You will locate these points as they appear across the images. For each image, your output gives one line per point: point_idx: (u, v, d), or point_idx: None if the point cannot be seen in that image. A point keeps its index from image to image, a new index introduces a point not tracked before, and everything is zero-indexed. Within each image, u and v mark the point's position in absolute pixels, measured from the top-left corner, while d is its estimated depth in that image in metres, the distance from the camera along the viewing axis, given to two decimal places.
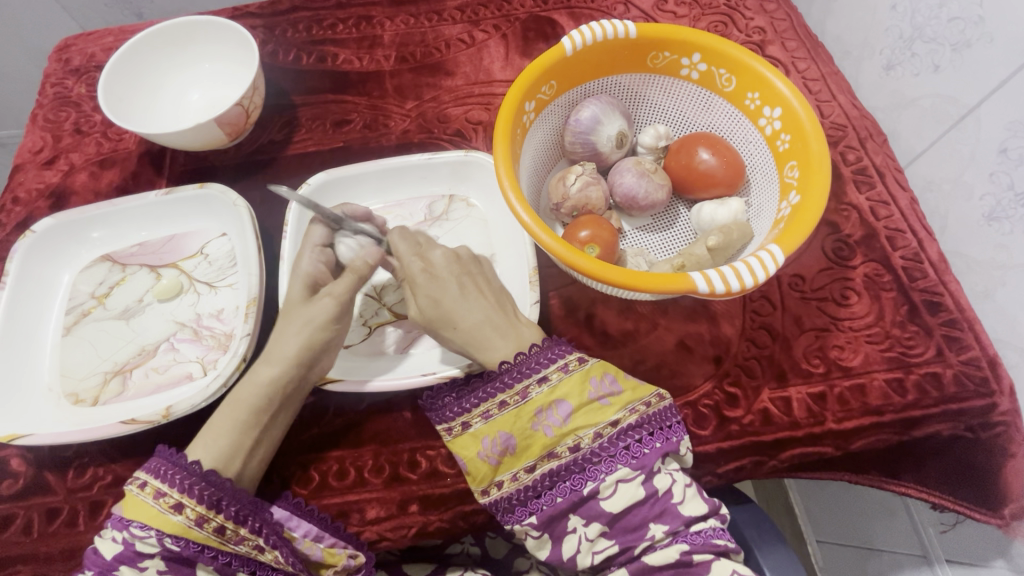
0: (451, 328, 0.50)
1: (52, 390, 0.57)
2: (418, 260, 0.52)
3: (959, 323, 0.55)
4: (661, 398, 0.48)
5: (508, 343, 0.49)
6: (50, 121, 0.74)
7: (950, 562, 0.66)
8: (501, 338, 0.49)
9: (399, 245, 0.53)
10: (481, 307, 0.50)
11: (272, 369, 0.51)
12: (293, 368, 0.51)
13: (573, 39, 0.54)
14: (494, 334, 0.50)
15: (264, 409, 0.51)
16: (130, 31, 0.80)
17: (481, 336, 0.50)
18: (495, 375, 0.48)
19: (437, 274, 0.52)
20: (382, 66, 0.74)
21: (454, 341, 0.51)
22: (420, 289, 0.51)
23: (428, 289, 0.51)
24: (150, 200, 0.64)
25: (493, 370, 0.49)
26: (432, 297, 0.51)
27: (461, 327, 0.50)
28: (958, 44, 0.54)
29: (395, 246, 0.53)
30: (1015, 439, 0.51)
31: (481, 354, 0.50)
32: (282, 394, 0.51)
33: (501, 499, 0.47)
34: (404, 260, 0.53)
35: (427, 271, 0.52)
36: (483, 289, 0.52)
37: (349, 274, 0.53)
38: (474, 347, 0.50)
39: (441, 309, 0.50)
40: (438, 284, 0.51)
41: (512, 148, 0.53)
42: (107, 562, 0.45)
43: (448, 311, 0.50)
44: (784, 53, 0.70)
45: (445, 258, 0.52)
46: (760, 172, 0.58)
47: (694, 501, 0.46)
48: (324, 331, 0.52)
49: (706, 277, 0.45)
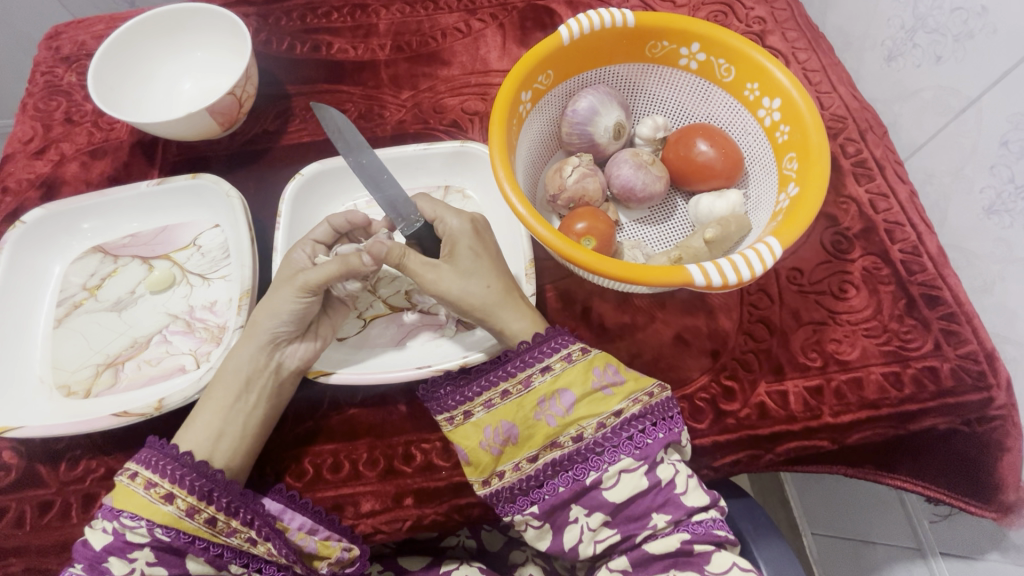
0: (484, 286, 0.50)
1: (44, 382, 0.56)
2: (464, 216, 0.53)
3: (957, 317, 0.55)
4: (663, 389, 0.48)
5: (532, 314, 0.51)
6: (40, 110, 0.73)
7: (944, 555, 0.66)
8: (525, 304, 0.51)
9: (437, 206, 0.53)
10: (508, 275, 0.52)
11: (244, 349, 0.52)
12: (261, 347, 0.52)
13: (570, 28, 0.53)
14: (520, 300, 0.51)
15: (231, 388, 0.51)
16: (120, 18, 0.78)
17: (509, 299, 0.50)
18: (503, 361, 0.48)
19: (482, 233, 0.53)
20: (377, 55, 0.73)
21: (479, 300, 0.50)
22: (465, 241, 0.51)
23: (473, 243, 0.51)
24: (142, 191, 0.63)
25: (501, 357, 0.49)
26: (475, 252, 0.51)
27: (493, 288, 0.50)
28: (960, 35, 0.53)
29: (433, 204, 0.53)
30: (1011, 434, 0.51)
31: (505, 316, 0.50)
32: (252, 375, 0.51)
33: (503, 489, 0.46)
34: (448, 215, 0.52)
35: (474, 227, 0.52)
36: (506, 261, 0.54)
37: (336, 262, 0.51)
38: (500, 308, 0.50)
39: (479, 263, 0.51)
40: (484, 242, 0.52)
41: (508, 138, 0.52)
42: (96, 553, 0.45)
43: (484, 268, 0.51)
44: (784, 44, 0.69)
45: (485, 223, 0.54)
46: (759, 164, 0.58)
47: (696, 492, 0.45)
48: (294, 306, 0.51)
49: (703, 270, 0.44)
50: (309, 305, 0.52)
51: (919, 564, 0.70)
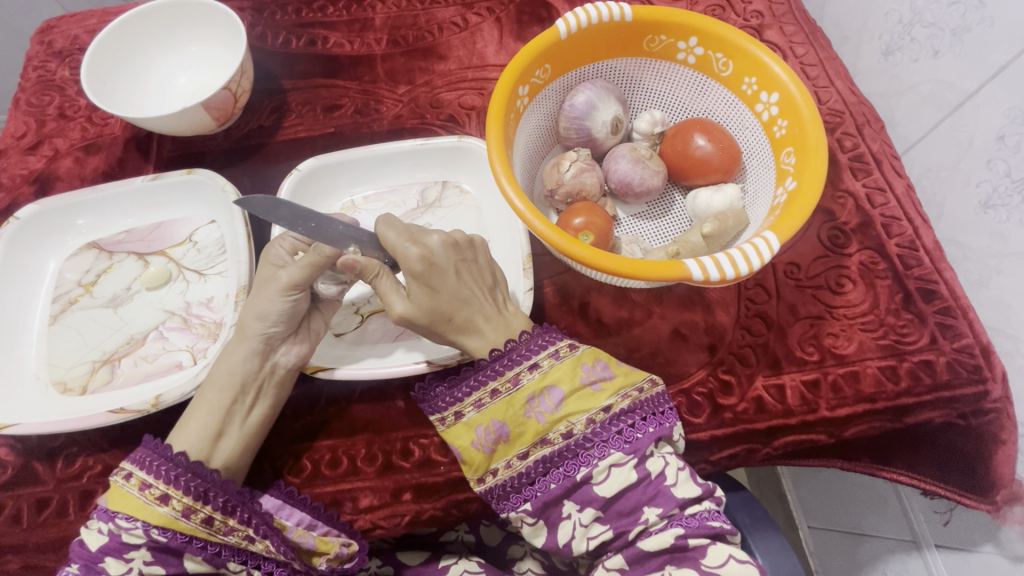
0: (446, 320, 0.48)
1: (40, 379, 0.56)
2: (414, 247, 0.48)
3: (953, 311, 0.55)
4: (654, 384, 0.48)
5: (500, 335, 0.49)
6: (32, 105, 0.72)
7: (939, 548, 0.66)
8: (493, 330, 0.49)
9: (387, 237, 0.48)
10: (475, 298, 0.49)
11: (236, 352, 0.51)
12: (253, 352, 0.51)
13: (568, 21, 0.53)
14: (487, 326, 0.49)
15: (224, 391, 0.50)
16: (113, 12, 0.77)
17: (474, 329, 0.49)
18: (484, 362, 0.48)
19: (437, 262, 0.48)
20: (373, 49, 0.72)
21: (445, 333, 0.49)
22: (415, 279, 0.48)
23: (426, 278, 0.47)
24: (137, 186, 0.63)
25: (479, 362, 0.49)
26: (431, 287, 0.48)
27: (454, 320, 0.48)
28: (958, 29, 0.53)
29: (384, 236, 0.49)
30: (1006, 427, 0.52)
31: (471, 346, 0.49)
32: (245, 378, 0.51)
33: (496, 487, 0.47)
34: (399, 248, 0.48)
35: (426, 259, 0.47)
36: (474, 277, 0.50)
37: (312, 255, 0.51)
38: (466, 338, 0.49)
39: (436, 299, 0.48)
40: (437, 273, 0.48)
41: (506, 133, 0.52)
42: (92, 554, 0.45)
43: (443, 302, 0.48)
44: (782, 38, 0.69)
45: (444, 245, 0.49)
46: (756, 158, 0.58)
47: (687, 484, 0.45)
48: (282, 306, 0.51)
49: (700, 264, 0.44)
50: (297, 301, 0.51)
51: (914, 556, 0.70)
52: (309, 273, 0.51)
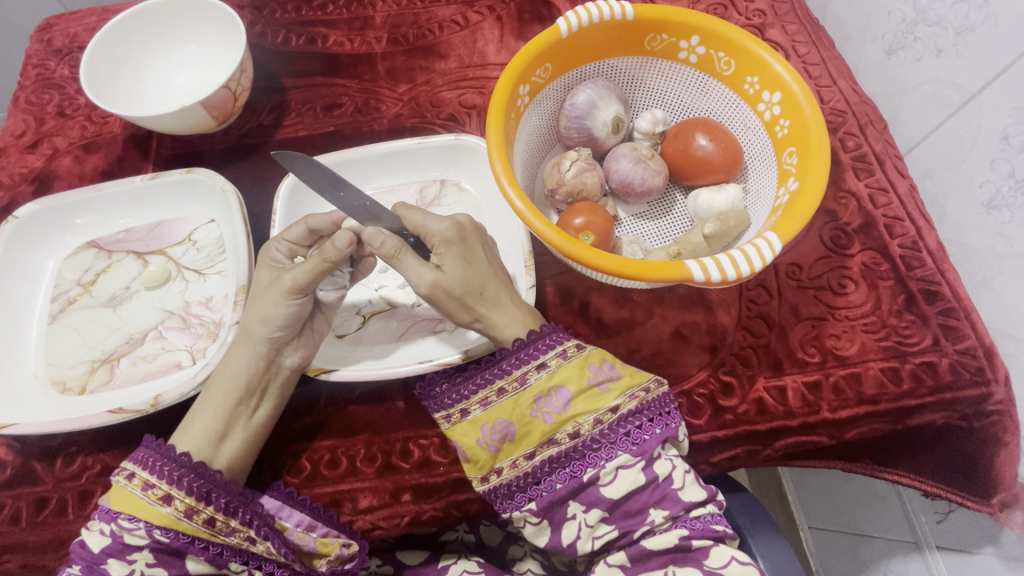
0: (479, 295, 0.48)
1: (39, 378, 0.56)
2: (447, 220, 0.49)
3: (956, 312, 0.54)
4: (659, 384, 0.48)
5: (525, 314, 0.50)
6: (32, 103, 0.72)
7: (940, 549, 0.66)
8: (518, 310, 0.50)
9: (411, 218, 0.49)
10: (499, 278, 0.50)
11: (239, 355, 0.50)
12: (260, 353, 0.50)
13: (569, 20, 0.53)
14: (512, 306, 0.50)
15: (231, 393, 0.50)
16: (113, 11, 0.77)
17: (503, 307, 0.49)
18: (509, 351, 0.47)
19: (469, 238, 0.49)
20: (373, 48, 0.72)
21: (473, 310, 0.49)
22: (453, 250, 0.48)
23: (460, 252, 0.48)
24: (136, 185, 0.63)
25: (503, 350, 0.48)
26: (466, 260, 0.48)
27: (487, 294, 0.49)
28: (961, 28, 0.53)
29: (410, 213, 0.49)
30: (1008, 429, 0.51)
31: (497, 325, 0.49)
32: (251, 381, 0.50)
33: (501, 486, 0.46)
34: (431, 222, 0.48)
35: (458, 230, 0.48)
36: (495, 261, 0.51)
37: (316, 259, 0.49)
38: (493, 317, 0.49)
39: (469, 273, 0.48)
40: (471, 247, 0.49)
41: (506, 132, 0.52)
42: (95, 555, 0.45)
43: (478, 277, 0.48)
44: (784, 37, 0.68)
45: (470, 224, 0.50)
46: (758, 159, 0.58)
47: (693, 487, 0.45)
48: (287, 309, 0.50)
49: (702, 265, 0.44)
50: (301, 306, 0.50)
51: (914, 558, 0.70)
52: (314, 276, 0.50)
